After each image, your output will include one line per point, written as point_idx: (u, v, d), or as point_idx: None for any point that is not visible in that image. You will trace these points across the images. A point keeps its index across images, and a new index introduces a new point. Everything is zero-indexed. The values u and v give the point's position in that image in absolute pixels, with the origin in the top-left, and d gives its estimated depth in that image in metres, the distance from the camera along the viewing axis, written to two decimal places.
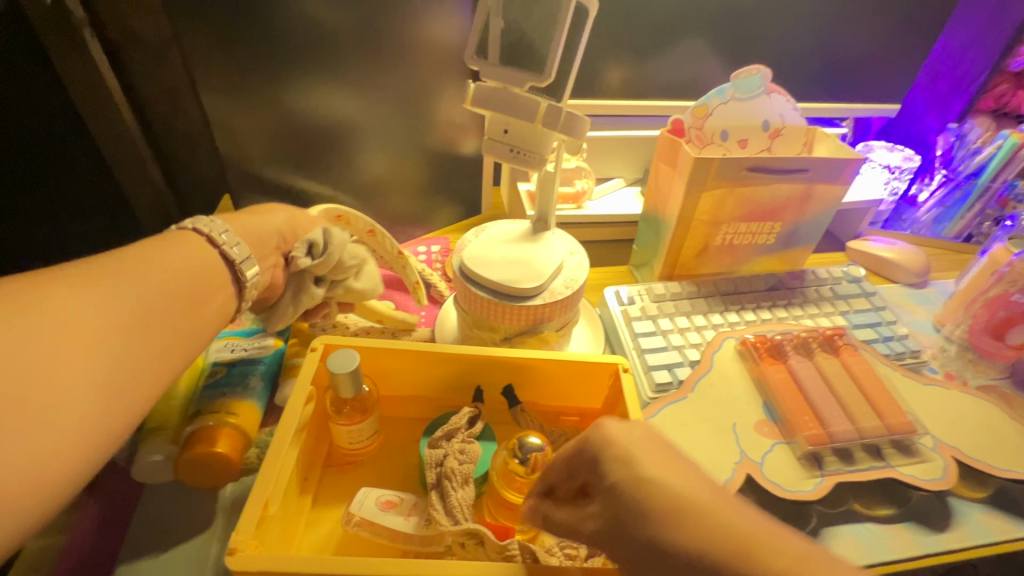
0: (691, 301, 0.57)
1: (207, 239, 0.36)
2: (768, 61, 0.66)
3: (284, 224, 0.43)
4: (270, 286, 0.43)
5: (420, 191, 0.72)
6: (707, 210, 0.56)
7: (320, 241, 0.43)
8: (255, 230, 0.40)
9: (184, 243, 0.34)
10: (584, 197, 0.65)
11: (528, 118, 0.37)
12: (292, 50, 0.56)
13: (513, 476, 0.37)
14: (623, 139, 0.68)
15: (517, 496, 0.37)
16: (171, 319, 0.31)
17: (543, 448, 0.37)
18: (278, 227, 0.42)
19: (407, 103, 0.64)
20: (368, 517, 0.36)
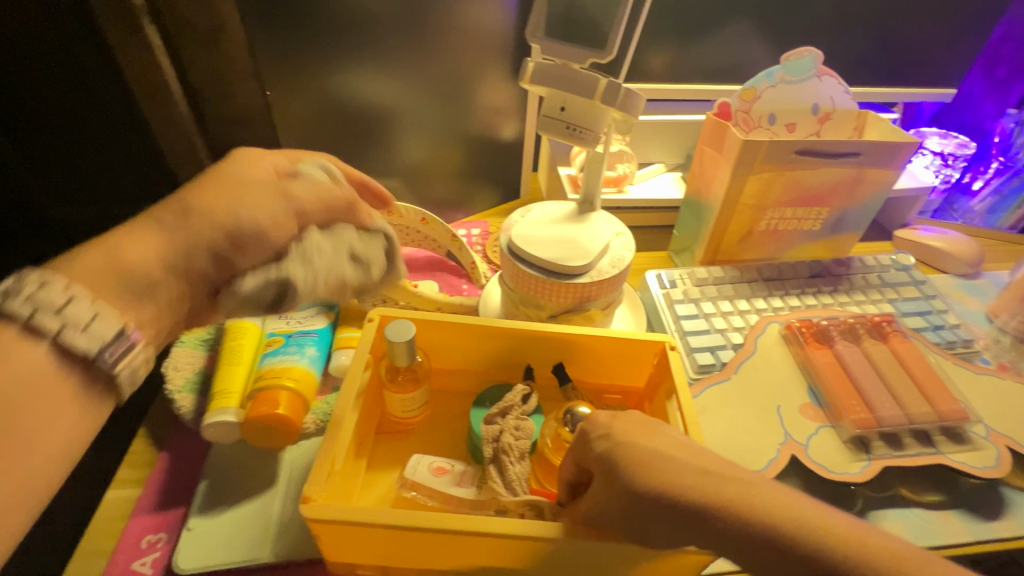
0: (733, 285, 0.57)
1: (26, 327, 0.26)
2: (817, 45, 0.64)
3: (197, 240, 0.30)
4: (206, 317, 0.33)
5: (461, 175, 0.73)
6: (752, 195, 0.56)
7: (263, 296, 0.30)
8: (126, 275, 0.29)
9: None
10: (626, 181, 0.65)
11: (588, 94, 0.38)
12: (344, 32, 0.58)
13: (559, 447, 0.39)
14: (666, 124, 0.67)
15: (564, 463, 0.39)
16: None
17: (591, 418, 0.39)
18: (200, 249, 0.30)
19: (452, 87, 0.65)
20: (423, 481, 0.38)
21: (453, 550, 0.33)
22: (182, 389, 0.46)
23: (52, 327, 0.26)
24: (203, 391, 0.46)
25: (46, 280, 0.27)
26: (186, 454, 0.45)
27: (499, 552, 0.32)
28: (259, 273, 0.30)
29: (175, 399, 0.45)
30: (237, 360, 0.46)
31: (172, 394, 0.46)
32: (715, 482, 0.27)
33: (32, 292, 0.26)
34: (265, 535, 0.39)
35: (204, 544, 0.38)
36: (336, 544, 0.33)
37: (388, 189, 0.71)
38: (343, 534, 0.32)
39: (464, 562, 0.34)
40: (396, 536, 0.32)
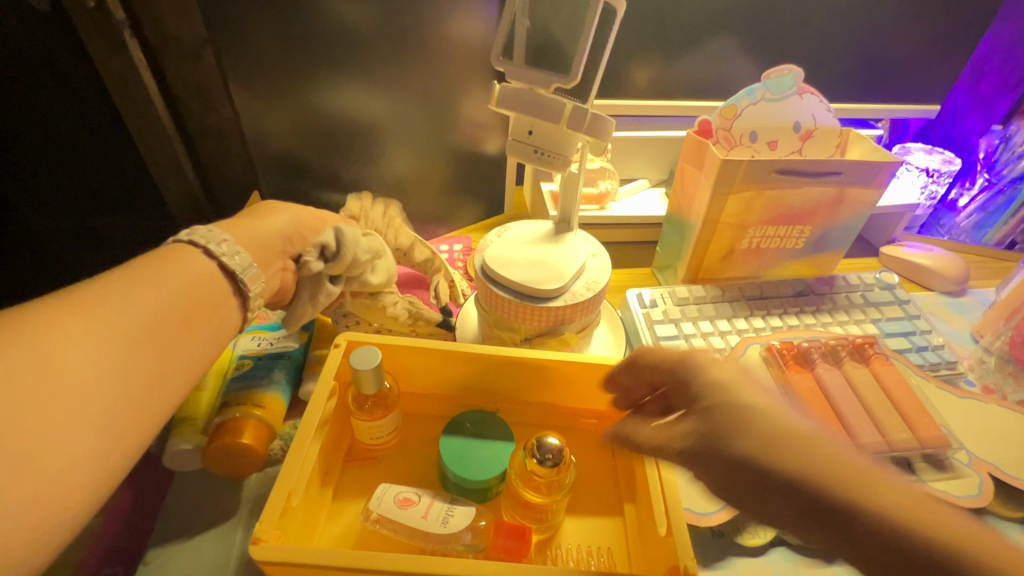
0: (715, 305, 0.56)
1: (205, 253, 0.33)
2: (800, 63, 0.64)
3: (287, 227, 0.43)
4: (282, 291, 0.43)
5: (443, 191, 0.73)
6: (734, 213, 0.55)
7: (331, 244, 0.42)
8: (260, 237, 0.40)
9: (180, 260, 0.32)
10: (608, 198, 0.64)
11: (554, 121, 0.38)
12: (322, 48, 0.57)
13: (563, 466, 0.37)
14: (649, 139, 0.67)
15: (535, 497, 0.38)
16: (183, 323, 0.30)
17: (561, 448, 0.37)
18: (283, 229, 0.42)
19: (435, 104, 0.64)
20: (387, 514, 0.37)
21: None
22: None
23: (213, 246, 0.33)
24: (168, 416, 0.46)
25: (214, 229, 0.35)
26: (150, 480, 0.43)
27: None
28: (325, 234, 0.43)
29: None
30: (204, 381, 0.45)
31: None
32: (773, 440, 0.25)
33: (203, 233, 0.34)
34: (225, 569, 0.37)
35: None
36: None
37: None
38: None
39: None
40: None
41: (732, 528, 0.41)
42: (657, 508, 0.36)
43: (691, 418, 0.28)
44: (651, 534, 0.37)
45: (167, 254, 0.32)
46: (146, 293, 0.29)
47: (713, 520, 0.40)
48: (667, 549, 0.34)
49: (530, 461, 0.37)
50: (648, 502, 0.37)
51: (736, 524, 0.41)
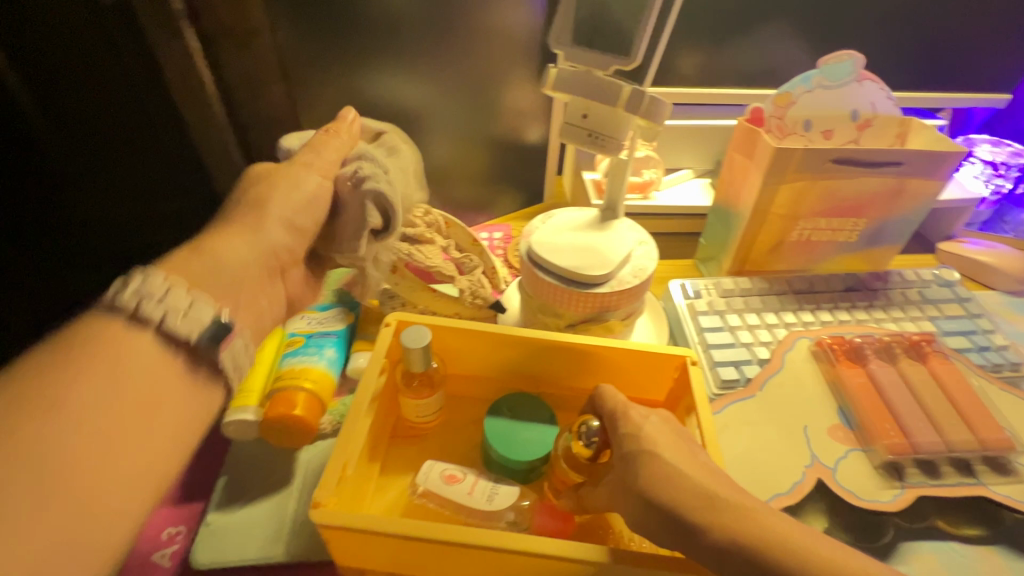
0: (762, 298, 0.55)
1: (152, 327, 0.28)
2: (859, 49, 0.62)
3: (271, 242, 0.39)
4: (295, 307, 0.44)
5: (484, 179, 0.73)
6: (784, 204, 0.54)
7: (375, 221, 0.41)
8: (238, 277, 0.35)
9: (122, 342, 0.27)
10: (652, 188, 0.63)
11: (609, 104, 0.38)
12: (372, 37, 0.58)
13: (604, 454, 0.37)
14: (696, 128, 0.65)
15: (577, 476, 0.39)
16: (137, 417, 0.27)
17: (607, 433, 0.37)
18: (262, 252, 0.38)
19: (479, 92, 0.65)
20: (433, 489, 0.38)
21: (463, 562, 0.32)
22: None
23: (159, 316, 0.29)
24: None
25: (159, 282, 0.29)
26: (209, 449, 0.46)
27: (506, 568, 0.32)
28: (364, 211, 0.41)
29: None
30: (258, 356, 0.47)
31: None
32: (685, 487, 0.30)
33: (149, 291, 0.29)
34: (279, 534, 0.39)
35: (220, 539, 0.39)
36: (345, 551, 0.33)
37: None
38: (351, 541, 0.32)
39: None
40: (397, 545, 0.32)
41: None
42: None
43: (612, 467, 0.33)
44: None
45: (88, 345, 0.27)
46: (76, 410, 0.25)
47: None
48: None
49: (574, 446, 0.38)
50: None
51: None
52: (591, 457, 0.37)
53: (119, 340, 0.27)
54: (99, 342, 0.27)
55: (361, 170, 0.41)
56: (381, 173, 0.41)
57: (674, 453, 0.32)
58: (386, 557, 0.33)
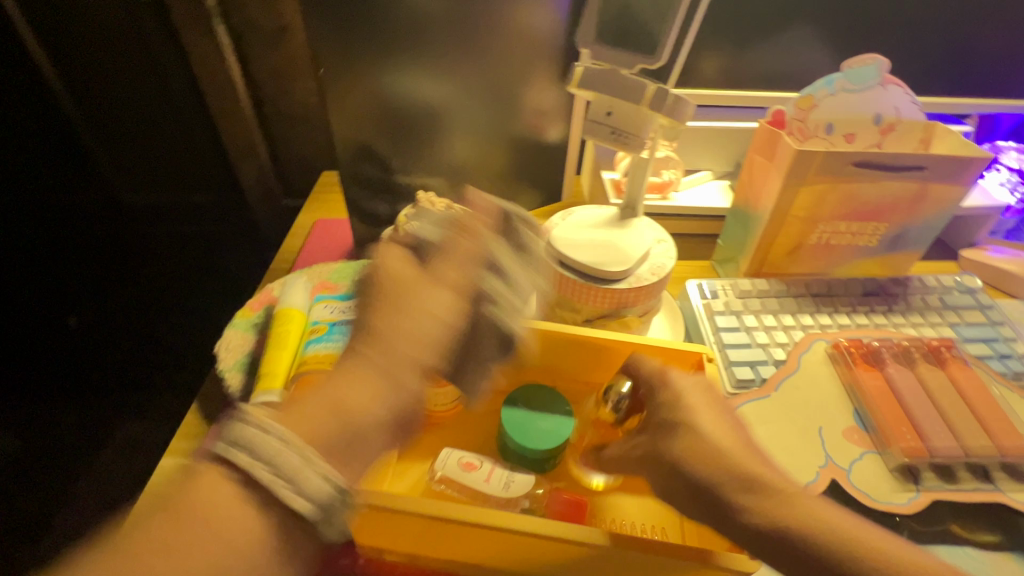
0: (779, 299, 0.55)
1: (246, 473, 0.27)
2: (883, 53, 0.61)
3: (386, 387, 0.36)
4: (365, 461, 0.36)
5: (504, 177, 0.74)
6: (804, 207, 0.54)
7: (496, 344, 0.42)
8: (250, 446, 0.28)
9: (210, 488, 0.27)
10: (671, 188, 0.63)
11: (634, 102, 0.39)
12: (397, 35, 0.59)
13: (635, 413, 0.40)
14: (718, 130, 0.65)
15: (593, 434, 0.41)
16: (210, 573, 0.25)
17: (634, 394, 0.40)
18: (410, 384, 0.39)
19: (501, 91, 0.65)
20: (452, 476, 0.39)
21: (480, 544, 0.34)
22: (232, 367, 0.49)
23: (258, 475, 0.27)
24: (250, 372, 0.49)
25: (259, 425, 0.28)
26: None
27: (520, 551, 0.33)
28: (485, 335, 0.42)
29: (225, 378, 0.49)
30: (283, 342, 0.49)
31: (223, 371, 0.49)
32: (724, 467, 0.31)
33: (244, 440, 0.27)
34: None
35: None
36: (365, 529, 0.34)
37: (433, 187, 0.72)
38: (371, 519, 0.33)
39: (490, 560, 0.35)
40: (416, 525, 0.33)
41: None
42: None
43: (649, 434, 0.35)
44: None
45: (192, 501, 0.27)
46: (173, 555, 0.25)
47: None
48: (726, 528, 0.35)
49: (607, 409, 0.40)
50: None
51: None
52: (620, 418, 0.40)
53: (216, 493, 0.27)
54: (205, 490, 0.27)
55: (493, 292, 0.41)
56: (505, 294, 0.42)
57: (712, 428, 0.33)
58: (405, 537, 0.34)
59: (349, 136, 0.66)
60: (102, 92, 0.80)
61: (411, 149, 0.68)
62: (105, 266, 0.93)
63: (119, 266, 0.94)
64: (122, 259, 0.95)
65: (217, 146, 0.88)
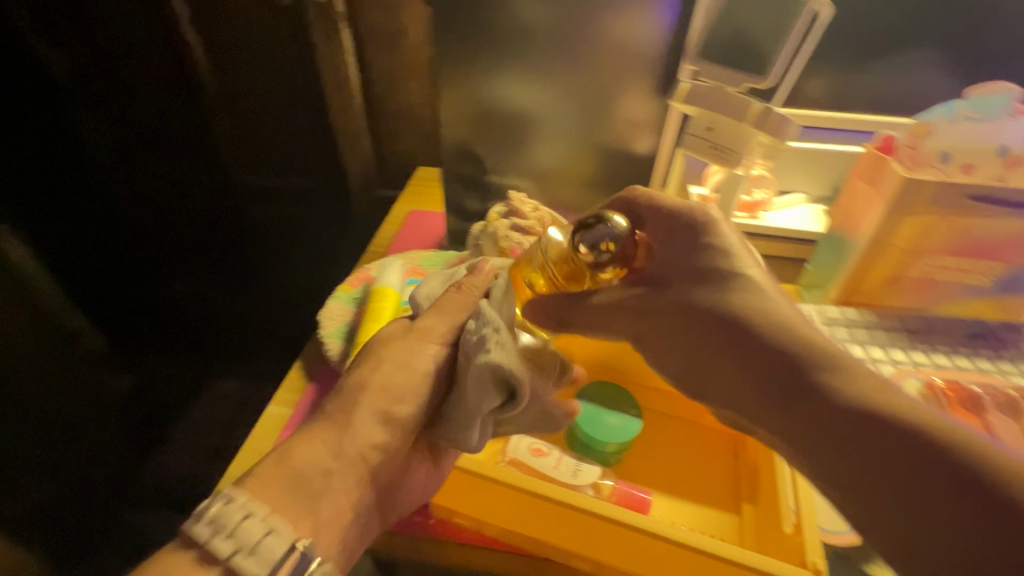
0: (869, 331, 0.53)
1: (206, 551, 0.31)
2: (1015, 80, 0.58)
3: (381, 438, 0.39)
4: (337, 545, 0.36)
5: (589, 185, 0.75)
6: (908, 237, 0.51)
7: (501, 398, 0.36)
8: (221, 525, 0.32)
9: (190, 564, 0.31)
10: (761, 208, 0.62)
11: (738, 119, 0.41)
12: (507, 42, 0.63)
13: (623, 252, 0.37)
14: (819, 152, 0.62)
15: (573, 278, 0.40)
16: None
17: (618, 231, 0.36)
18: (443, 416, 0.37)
19: (595, 103, 0.67)
20: (522, 459, 0.41)
21: (544, 520, 0.37)
22: (332, 334, 0.55)
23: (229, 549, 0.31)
24: (347, 341, 0.55)
25: (225, 501, 0.33)
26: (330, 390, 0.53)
27: (583, 530, 0.36)
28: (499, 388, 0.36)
29: (325, 344, 0.55)
30: (379, 317, 0.54)
31: (324, 337, 0.55)
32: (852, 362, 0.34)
33: (227, 522, 0.32)
34: None
35: None
36: (445, 485, 0.40)
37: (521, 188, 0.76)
38: (452, 475, 0.39)
39: (569, 540, 0.37)
40: (491, 489, 0.38)
41: (858, 555, 0.40)
42: (784, 508, 0.38)
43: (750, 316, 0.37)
44: (773, 534, 0.38)
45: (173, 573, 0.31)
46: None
47: (839, 541, 0.40)
48: (793, 547, 0.36)
49: (544, 275, 0.41)
50: (772, 503, 0.39)
51: (863, 552, 0.40)
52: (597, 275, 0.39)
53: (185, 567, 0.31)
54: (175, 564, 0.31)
55: (468, 331, 0.37)
56: (491, 334, 0.35)
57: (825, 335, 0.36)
58: (479, 501, 0.39)
59: (451, 138, 0.71)
60: (244, 90, 0.93)
61: (507, 151, 0.72)
62: (194, 246, 0.95)
63: (224, 249, 0.99)
64: (235, 241, 1.01)
65: (328, 135, 0.96)
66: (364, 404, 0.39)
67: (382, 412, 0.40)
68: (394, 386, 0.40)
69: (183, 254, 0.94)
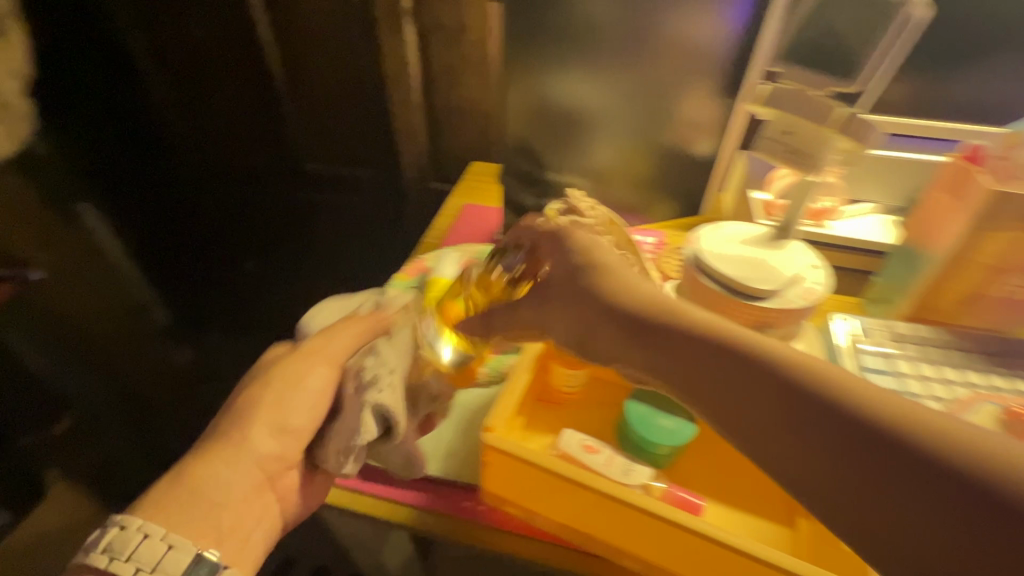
0: (941, 350, 0.50)
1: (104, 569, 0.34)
2: None
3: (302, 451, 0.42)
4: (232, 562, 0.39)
5: (645, 186, 0.75)
6: (993, 254, 0.49)
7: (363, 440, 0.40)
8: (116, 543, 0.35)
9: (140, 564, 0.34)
10: (828, 216, 0.60)
11: (820, 122, 0.41)
12: (570, 39, 0.63)
13: (536, 258, 0.45)
14: (896, 160, 0.59)
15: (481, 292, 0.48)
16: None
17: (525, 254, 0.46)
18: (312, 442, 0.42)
19: (654, 103, 0.66)
20: (573, 454, 0.41)
21: (597, 512, 0.38)
22: None
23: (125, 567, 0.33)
24: None
25: (123, 524, 0.35)
26: None
27: (638, 525, 0.37)
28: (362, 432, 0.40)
29: None
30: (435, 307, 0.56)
31: None
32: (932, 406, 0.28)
33: (125, 547, 0.34)
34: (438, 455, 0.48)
35: None
36: (495, 474, 0.41)
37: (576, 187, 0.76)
38: (504, 466, 0.39)
39: (623, 540, 0.39)
40: (544, 480, 0.38)
41: None
42: None
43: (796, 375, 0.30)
44: (832, 550, 0.38)
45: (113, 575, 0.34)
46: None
47: None
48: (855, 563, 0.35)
49: (463, 296, 0.48)
50: None
51: None
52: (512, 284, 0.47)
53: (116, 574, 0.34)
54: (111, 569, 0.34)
55: (365, 370, 0.41)
56: (383, 376, 0.40)
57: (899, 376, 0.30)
58: (530, 490, 0.40)
59: (513, 130, 0.73)
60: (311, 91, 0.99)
61: (564, 148, 0.73)
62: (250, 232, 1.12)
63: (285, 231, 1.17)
64: (286, 230, 1.18)
65: (388, 129, 1.00)
66: (260, 421, 0.42)
67: (275, 426, 0.42)
68: (287, 403, 0.42)
69: (235, 238, 1.10)
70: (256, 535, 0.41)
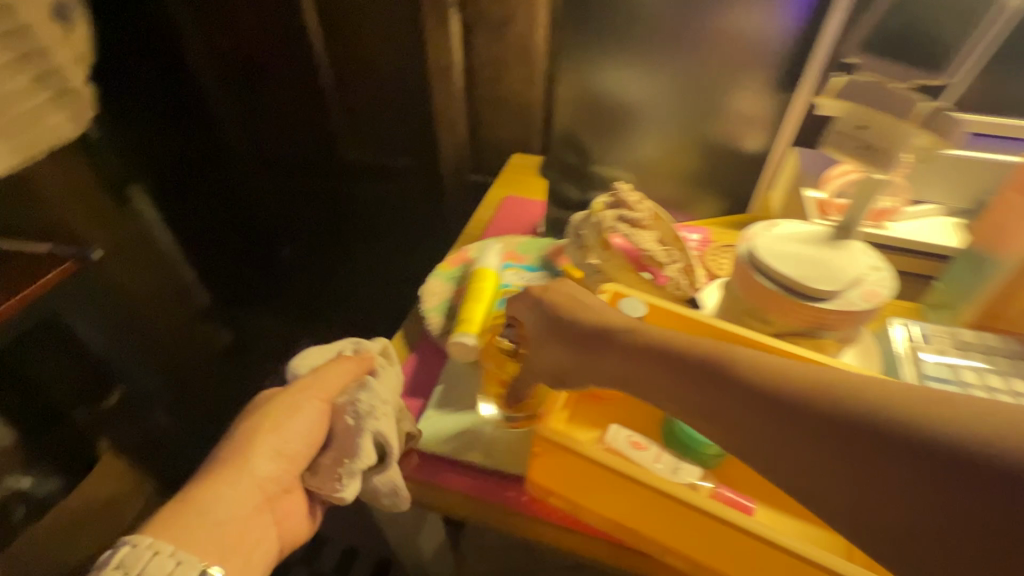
0: (1011, 361, 0.48)
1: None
2: None
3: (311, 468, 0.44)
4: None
5: (693, 181, 0.73)
6: None
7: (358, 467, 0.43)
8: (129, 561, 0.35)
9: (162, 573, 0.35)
10: (889, 217, 0.58)
11: (900, 118, 0.41)
12: (620, 30, 0.62)
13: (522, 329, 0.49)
14: (966, 160, 0.56)
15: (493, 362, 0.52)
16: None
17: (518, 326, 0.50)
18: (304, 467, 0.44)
19: (704, 97, 0.64)
20: (620, 449, 0.41)
21: (646, 509, 0.38)
22: (434, 308, 0.58)
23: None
24: (447, 316, 0.58)
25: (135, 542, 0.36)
26: (430, 360, 0.57)
27: (687, 524, 0.37)
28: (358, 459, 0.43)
29: (427, 317, 0.58)
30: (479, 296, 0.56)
31: (426, 311, 0.58)
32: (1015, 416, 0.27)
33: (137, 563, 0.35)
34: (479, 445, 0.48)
35: (437, 433, 0.49)
36: (542, 465, 0.41)
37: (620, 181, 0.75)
38: (553, 458, 0.40)
39: (670, 538, 0.38)
40: (592, 474, 0.38)
41: None
42: None
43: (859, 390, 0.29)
44: None
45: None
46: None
47: None
48: None
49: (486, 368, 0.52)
50: None
51: None
52: (513, 350, 0.50)
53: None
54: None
55: (359, 404, 0.44)
56: (378, 407, 0.44)
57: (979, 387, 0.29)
58: (577, 484, 0.40)
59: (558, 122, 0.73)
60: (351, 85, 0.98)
61: (608, 141, 0.71)
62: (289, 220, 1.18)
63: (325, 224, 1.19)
64: (325, 221, 1.19)
65: (428, 121, 1.00)
66: (262, 443, 0.44)
67: (273, 451, 0.44)
68: (286, 430, 0.44)
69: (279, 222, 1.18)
70: (257, 555, 0.43)
